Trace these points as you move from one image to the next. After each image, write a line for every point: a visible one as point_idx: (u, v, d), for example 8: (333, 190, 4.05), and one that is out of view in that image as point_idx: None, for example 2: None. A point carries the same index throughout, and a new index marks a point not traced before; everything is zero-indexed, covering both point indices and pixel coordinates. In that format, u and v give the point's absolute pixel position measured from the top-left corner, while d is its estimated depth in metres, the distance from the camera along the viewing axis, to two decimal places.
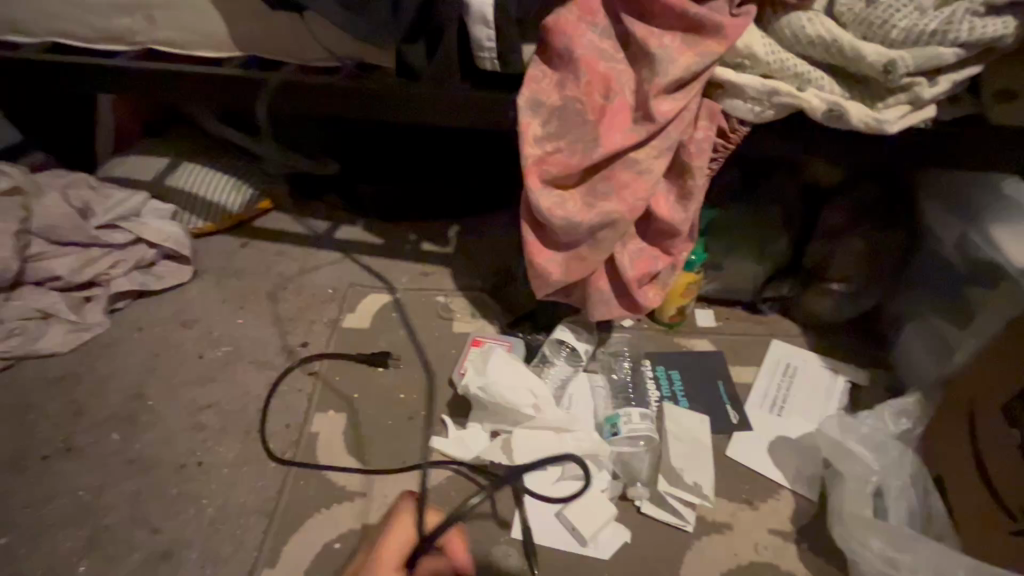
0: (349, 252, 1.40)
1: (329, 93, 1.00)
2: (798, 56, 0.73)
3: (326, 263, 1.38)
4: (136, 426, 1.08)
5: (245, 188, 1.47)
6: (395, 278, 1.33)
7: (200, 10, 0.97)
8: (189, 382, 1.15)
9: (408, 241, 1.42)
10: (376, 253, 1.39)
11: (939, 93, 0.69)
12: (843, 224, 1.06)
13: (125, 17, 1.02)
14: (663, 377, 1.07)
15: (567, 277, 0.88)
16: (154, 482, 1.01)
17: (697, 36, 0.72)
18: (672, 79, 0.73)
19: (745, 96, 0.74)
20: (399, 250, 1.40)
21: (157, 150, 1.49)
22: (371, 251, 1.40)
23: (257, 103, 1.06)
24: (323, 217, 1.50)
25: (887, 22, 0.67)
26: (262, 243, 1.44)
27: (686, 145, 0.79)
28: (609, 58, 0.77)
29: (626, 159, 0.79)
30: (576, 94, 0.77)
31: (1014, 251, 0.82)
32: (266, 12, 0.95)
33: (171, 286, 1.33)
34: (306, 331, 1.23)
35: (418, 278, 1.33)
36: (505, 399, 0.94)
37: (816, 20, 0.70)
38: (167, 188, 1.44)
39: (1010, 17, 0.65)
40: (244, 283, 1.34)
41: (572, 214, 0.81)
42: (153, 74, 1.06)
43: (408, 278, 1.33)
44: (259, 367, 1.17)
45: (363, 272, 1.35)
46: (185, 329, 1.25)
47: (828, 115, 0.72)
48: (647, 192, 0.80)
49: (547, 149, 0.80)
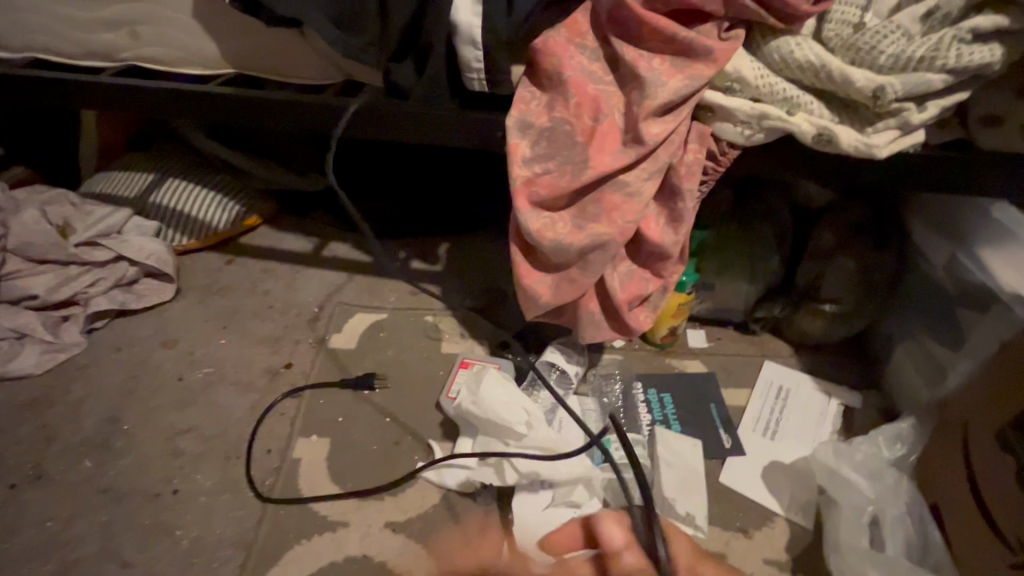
0: (337, 270, 1.38)
1: (317, 112, 0.99)
2: (787, 81, 0.73)
3: (313, 282, 1.35)
4: (110, 452, 1.05)
5: (230, 204, 1.44)
6: (383, 297, 1.31)
7: (186, 26, 0.96)
8: (167, 405, 1.11)
9: (397, 259, 1.40)
10: (363, 271, 1.37)
11: (928, 118, 0.69)
12: (834, 245, 1.05)
13: (108, 33, 1.00)
14: (655, 401, 1.05)
15: (556, 299, 0.86)
16: (127, 512, 0.97)
17: (686, 59, 0.72)
18: (661, 102, 0.72)
19: (735, 120, 0.74)
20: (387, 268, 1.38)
21: (142, 167, 1.46)
22: (359, 270, 1.38)
23: (242, 120, 1.04)
24: (311, 234, 1.48)
25: (875, 48, 0.67)
26: (248, 261, 1.42)
27: (676, 168, 0.78)
28: (599, 80, 0.76)
29: (615, 181, 0.78)
30: (565, 116, 0.77)
31: (1005, 275, 0.81)
32: (253, 30, 0.94)
33: (152, 304, 1.30)
34: (290, 352, 1.20)
35: (406, 297, 1.31)
36: (502, 419, 0.92)
37: (804, 45, 0.70)
38: (152, 206, 1.41)
39: (996, 44, 0.65)
40: (228, 302, 1.32)
41: (561, 237, 0.80)
42: (136, 90, 1.04)
43: (396, 297, 1.31)
44: (240, 389, 1.13)
45: (351, 290, 1.33)
46: (165, 350, 1.21)
47: (818, 139, 0.72)
48: (637, 215, 0.79)
49: (536, 171, 0.79)
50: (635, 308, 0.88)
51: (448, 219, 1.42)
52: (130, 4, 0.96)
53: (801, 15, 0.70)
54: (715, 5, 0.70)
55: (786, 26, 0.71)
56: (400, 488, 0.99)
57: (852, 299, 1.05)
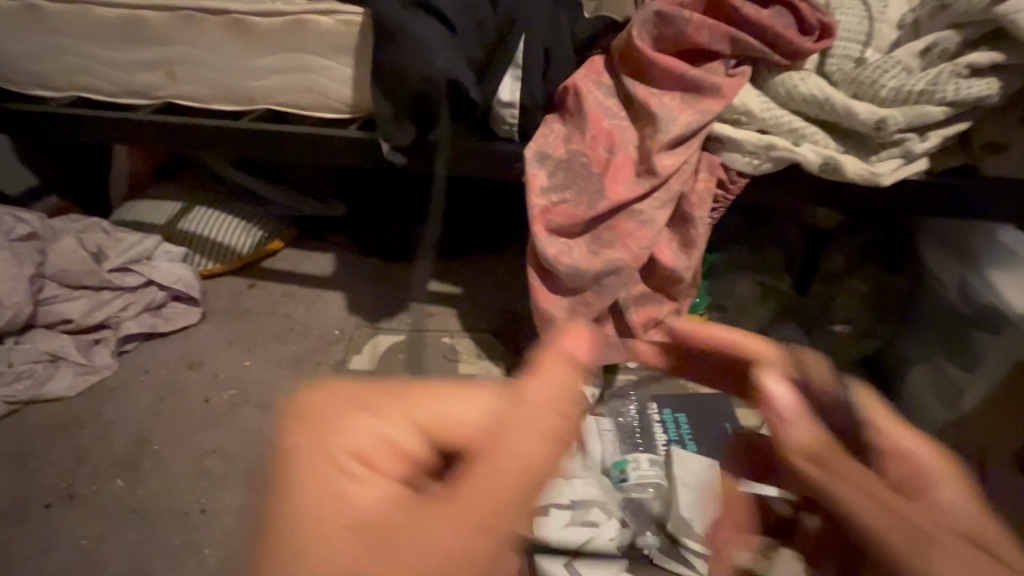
0: (358, 292, 1.43)
1: (347, 148, 1.05)
2: (792, 113, 0.76)
3: (335, 305, 1.40)
4: (140, 472, 1.08)
5: (254, 230, 1.51)
6: (402, 320, 1.35)
7: (222, 66, 1.02)
8: (193, 427, 1.15)
9: (415, 282, 1.45)
10: (382, 294, 1.42)
11: (930, 147, 0.72)
12: (844, 267, 1.10)
13: (148, 73, 1.07)
14: (670, 421, 1.09)
15: (572, 322, 0.90)
16: (156, 532, 1.00)
17: (695, 96, 0.76)
18: (672, 136, 0.76)
19: (742, 150, 0.77)
20: (405, 290, 1.42)
21: (169, 195, 1.53)
22: (376, 292, 1.42)
23: (268, 152, 1.10)
24: (333, 259, 1.54)
25: (876, 81, 0.71)
26: (271, 285, 1.47)
27: (687, 196, 0.81)
28: (613, 115, 0.81)
29: (629, 209, 0.81)
30: (581, 149, 0.81)
31: (1012, 295, 0.83)
32: (284, 69, 1.00)
33: (179, 327, 1.35)
34: (312, 373, 1.24)
35: (424, 319, 1.35)
36: None
37: (808, 80, 0.74)
38: (178, 232, 1.47)
39: (993, 79, 0.68)
40: (252, 325, 1.36)
41: (577, 262, 0.83)
42: (169, 125, 1.10)
43: (413, 318, 1.35)
44: (265, 411, 1.17)
45: (370, 313, 1.37)
46: (192, 372, 1.26)
47: (824, 168, 0.75)
48: (650, 241, 0.82)
49: (553, 200, 0.83)
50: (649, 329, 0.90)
51: (462, 241, 1.46)
52: (169, 46, 1.03)
53: (805, 52, 0.74)
54: (721, 45, 0.74)
55: (790, 61, 0.75)
56: None
57: (864, 319, 1.09)
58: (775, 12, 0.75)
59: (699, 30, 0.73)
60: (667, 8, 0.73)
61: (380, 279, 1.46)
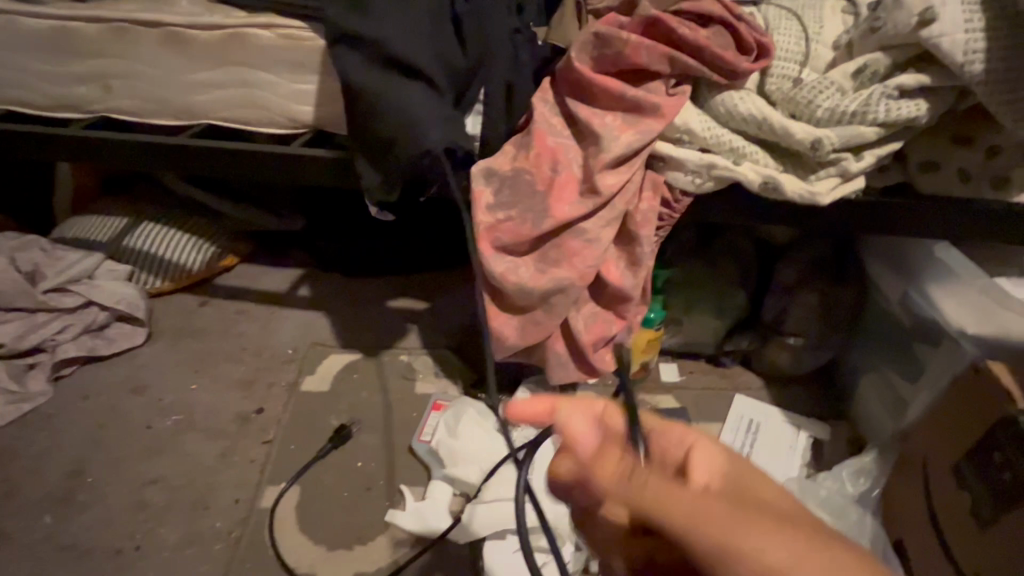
0: (315, 308, 1.39)
1: (290, 166, 1.01)
2: (734, 132, 0.76)
3: (290, 322, 1.36)
4: (73, 506, 1.02)
5: (206, 246, 1.45)
6: (359, 337, 1.31)
7: (159, 79, 0.98)
8: (133, 455, 1.09)
9: (375, 297, 1.41)
10: (339, 310, 1.38)
11: (865, 166, 0.73)
12: (797, 281, 1.08)
13: (82, 86, 1.02)
14: None
15: (522, 341, 0.88)
16: (87, 570, 0.94)
17: (637, 115, 0.75)
18: (614, 155, 0.75)
19: (685, 169, 0.77)
20: (363, 307, 1.39)
21: (115, 211, 1.46)
22: (333, 310, 1.38)
23: (208, 170, 1.05)
24: (289, 274, 1.49)
25: (811, 102, 0.71)
26: (224, 302, 1.42)
27: (632, 215, 0.80)
28: (559, 133, 0.79)
29: (575, 228, 0.80)
30: (526, 166, 0.79)
31: (950, 310, 0.83)
32: (225, 82, 0.96)
33: (122, 349, 1.28)
34: (263, 395, 1.19)
35: (382, 337, 1.32)
36: (478, 453, 0.98)
37: (747, 99, 0.74)
38: (124, 249, 1.41)
39: (922, 100, 0.69)
40: (201, 345, 1.31)
41: (525, 280, 0.82)
42: (104, 141, 1.05)
43: (371, 336, 1.32)
44: (211, 437, 1.12)
45: (326, 331, 1.33)
46: (134, 396, 1.20)
47: (764, 186, 0.75)
48: (596, 259, 0.81)
49: (499, 218, 0.81)
50: (600, 347, 0.89)
51: (424, 255, 1.43)
52: (104, 60, 0.98)
53: (742, 72, 0.74)
54: (660, 64, 0.74)
55: (730, 81, 0.75)
56: (369, 537, 0.98)
57: (815, 332, 1.07)
58: (714, 32, 0.76)
59: (639, 50, 0.73)
60: (606, 29, 0.73)
61: (338, 296, 1.42)
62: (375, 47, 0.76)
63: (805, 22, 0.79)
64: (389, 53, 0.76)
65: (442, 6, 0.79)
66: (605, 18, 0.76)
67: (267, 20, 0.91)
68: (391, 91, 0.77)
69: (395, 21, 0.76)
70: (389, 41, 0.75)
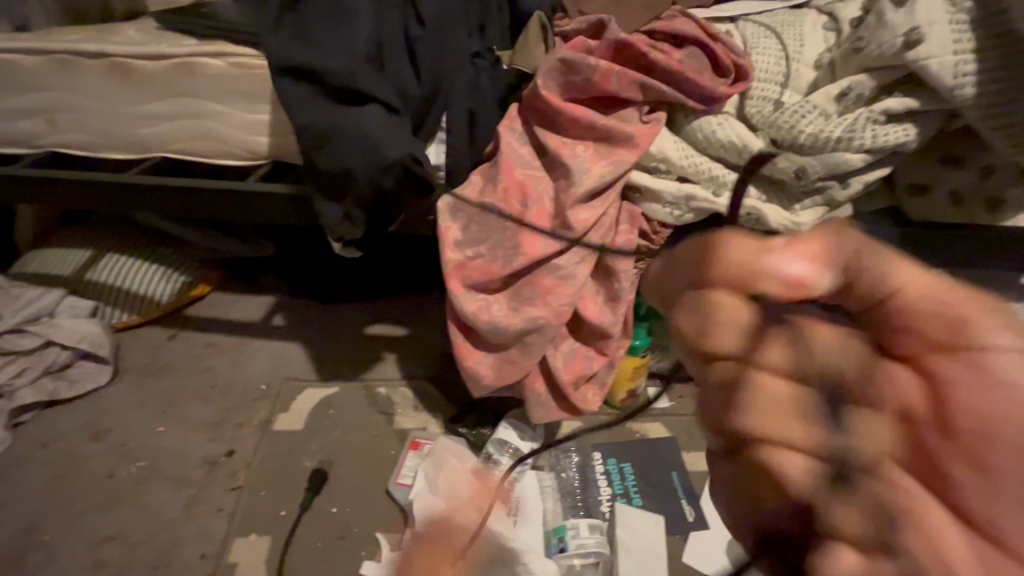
0: (290, 339, 1.33)
1: (250, 202, 0.95)
2: (713, 159, 0.72)
3: (264, 354, 1.30)
4: (27, 568, 0.97)
5: (174, 275, 1.39)
6: (335, 369, 1.26)
7: (107, 113, 0.92)
8: (94, 508, 1.04)
9: (353, 324, 1.36)
10: (315, 339, 1.32)
11: (851, 194, 0.68)
12: None
13: (25, 121, 0.96)
14: (615, 473, 1.01)
15: (498, 381, 0.83)
16: None
17: (609, 145, 0.71)
18: (585, 190, 0.70)
19: (662, 201, 0.72)
20: (340, 335, 1.33)
21: (78, 243, 1.40)
22: (307, 340, 1.32)
23: (163, 206, 0.99)
24: (263, 302, 1.43)
25: (793, 127, 0.67)
26: (193, 335, 1.36)
27: (609, 249, 0.75)
28: (528, 164, 0.75)
29: (548, 264, 0.76)
30: (494, 200, 0.74)
31: None
32: (177, 113, 0.91)
33: (85, 391, 1.22)
34: (233, 436, 1.14)
35: (360, 367, 1.26)
36: None
37: (726, 125, 0.70)
38: (87, 284, 1.35)
39: (909, 124, 0.64)
40: (169, 383, 1.25)
41: (497, 319, 0.77)
42: (50, 179, 0.99)
43: (348, 367, 1.26)
44: (177, 485, 1.06)
45: (301, 363, 1.27)
46: (97, 442, 1.14)
47: (746, 218, 0.70)
48: (572, 296, 0.76)
49: (467, 255, 0.77)
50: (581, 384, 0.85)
51: (403, 280, 1.37)
52: (46, 93, 0.93)
53: (718, 96, 0.70)
54: (633, 91, 0.69)
55: (706, 106, 0.71)
56: None
57: None
58: (688, 54, 0.73)
59: (609, 78, 0.69)
60: (573, 55, 0.68)
61: (313, 324, 1.36)
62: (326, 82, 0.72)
63: (785, 40, 0.74)
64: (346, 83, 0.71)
65: (399, 34, 0.75)
66: (573, 42, 0.72)
67: (216, 47, 0.86)
68: (348, 124, 0.71)
69: (350, 51, 0.71)
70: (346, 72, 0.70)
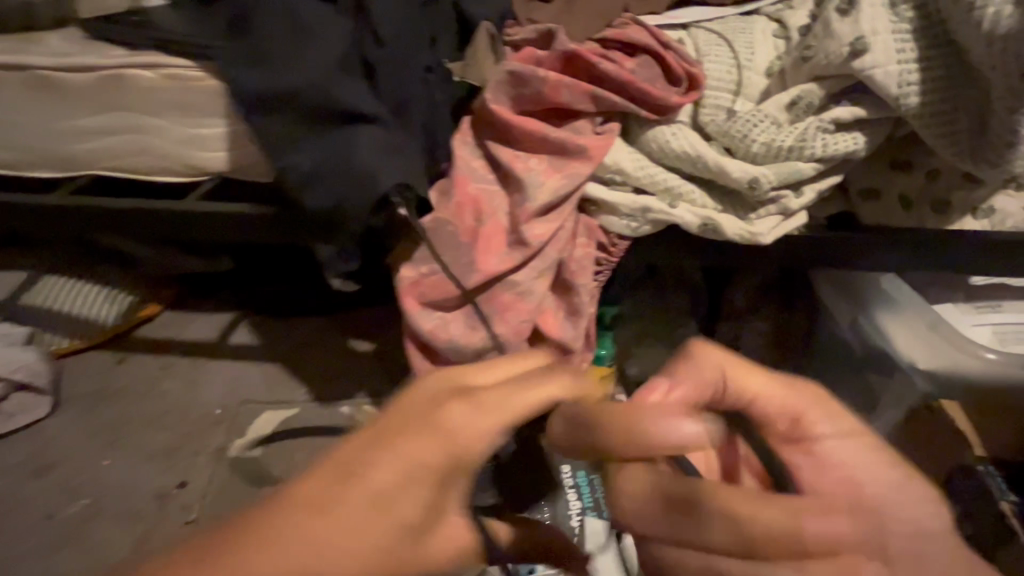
0: (248, 358, 1.27)
1: (192, 221, 0.90)
2: (668, 170, 0.71)
3: (219, 377, 1.24)
4: None
5: (120, 295, 1.31)
6: (296, 389, 1.21)
7: (31, 128, 0.86)
8: (33, 552, 0.97)
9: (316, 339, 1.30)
10: (274, 358, 1.27)
11: (805, 203, 0.68)
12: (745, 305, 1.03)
13: None
14: (585, 485, 0.95)
15: None
16: None
17: (562, 157, 0.69)
18: (540, 204, 0.68)
19: (619, 213, 0.71)
20: (301, 353, 1.28)
21: (12, 264, 1.31)
22: (265, 359, 1.26)
23: (99, 228, 0.93)
24: (219, 320, 1.36)
25: (746, 137, 0.66)
26: (144, 358, 1.29)
27: (567, 263, 0.74)
28: (482, 177, 0.72)
29: (505, 281, 0.73)
30: (447, 217, 0.72)
31: (900, 341, 0.77)
32: (109, 129, 0.85)
33: (22, 424, 1.15)
34: (186, 466, 1.08)
35: (321, 386, 1.21)
36: None
37: (679, 135, 0.69)
38: (24, 308, 1.26)
39: (858, 133, 0.64)
40: (117, 411, 1.18)
41: (455, 338, 0.75)
42: None
43: (310, 385, 1.20)
44: (125, 521, 1.00)
45: (260, 383, 1.22)
46: (37, 479, 1.07)
47: (702, 229, 0.69)
48: (530, 313, 0.74)
49: (422, 272, 0.74)
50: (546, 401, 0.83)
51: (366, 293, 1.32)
52: None
53: (672, 106, 0.69)
54: (585, 102, 0.68)
55: (661, 116, 0.70)
56: None
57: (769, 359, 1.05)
58: (640, 63, 0.71)
59: (561, 89, 0.67)
60: (521, 68, 0.67)
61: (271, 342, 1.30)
62: (285, 108, 0.63)
63: (736, 48, 0.74)
64: (321, 101, 0.62)
65: None
66: (523, 52, 0.70)
67: (148, 57, 0.81)
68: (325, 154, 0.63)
69: (336, 78, 0.63)
70: (318, 88, 0.62)
